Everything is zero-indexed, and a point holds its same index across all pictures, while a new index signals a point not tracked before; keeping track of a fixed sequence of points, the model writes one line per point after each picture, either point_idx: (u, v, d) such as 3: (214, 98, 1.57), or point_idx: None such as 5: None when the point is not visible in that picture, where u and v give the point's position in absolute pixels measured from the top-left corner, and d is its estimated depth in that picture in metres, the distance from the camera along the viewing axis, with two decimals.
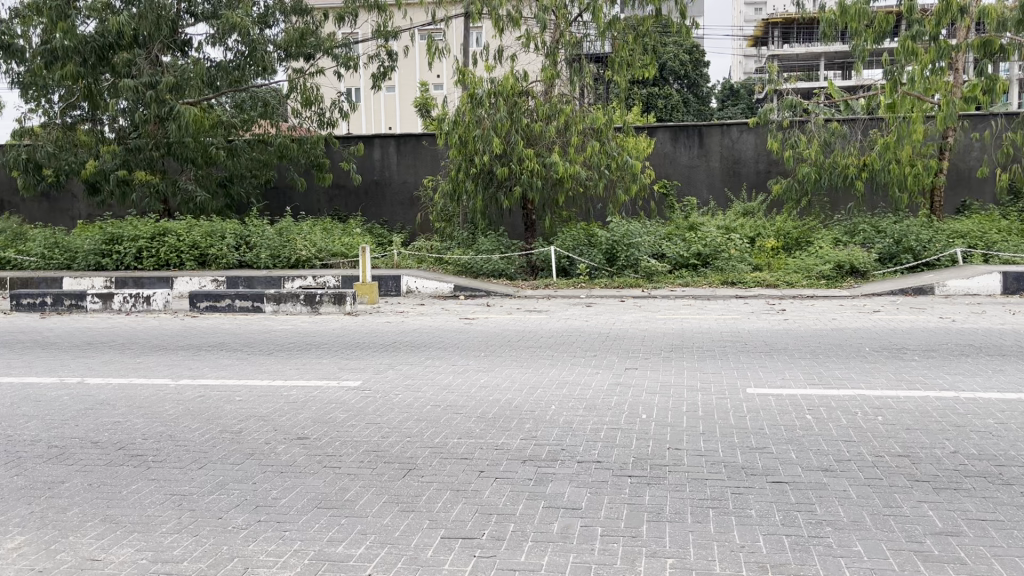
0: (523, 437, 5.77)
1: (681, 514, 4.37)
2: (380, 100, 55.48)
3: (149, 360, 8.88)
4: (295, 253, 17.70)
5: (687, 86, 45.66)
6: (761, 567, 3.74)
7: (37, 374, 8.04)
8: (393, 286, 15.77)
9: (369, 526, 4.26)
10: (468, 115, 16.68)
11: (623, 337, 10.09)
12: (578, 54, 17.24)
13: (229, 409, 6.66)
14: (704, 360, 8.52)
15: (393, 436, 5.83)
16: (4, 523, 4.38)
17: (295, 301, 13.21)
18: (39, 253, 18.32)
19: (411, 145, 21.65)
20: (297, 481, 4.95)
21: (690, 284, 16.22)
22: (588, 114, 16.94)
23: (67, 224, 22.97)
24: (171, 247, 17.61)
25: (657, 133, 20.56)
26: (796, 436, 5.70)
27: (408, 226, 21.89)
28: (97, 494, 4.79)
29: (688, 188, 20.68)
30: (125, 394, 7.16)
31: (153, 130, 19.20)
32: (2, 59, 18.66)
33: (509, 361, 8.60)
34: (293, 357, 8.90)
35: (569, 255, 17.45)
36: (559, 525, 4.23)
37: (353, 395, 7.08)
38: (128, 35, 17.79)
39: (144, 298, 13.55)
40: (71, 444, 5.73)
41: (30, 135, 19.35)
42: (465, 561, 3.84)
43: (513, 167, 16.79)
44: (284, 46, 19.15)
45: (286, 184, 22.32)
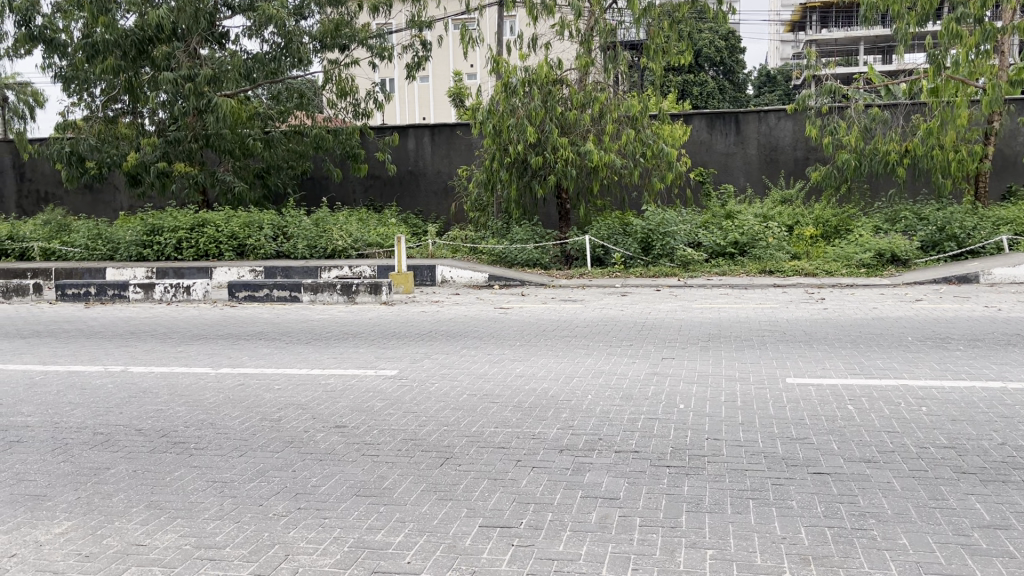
0: (560, 426, 5.76)
1: (721, 504, 4.33)
2: (414, 91, 55.59)
3: (190, 348, 9.01)
4: (332, 243, 17.84)
5: (723, 73, 44.99)
6: (802, 559, 3.70)
7: (82, 363, 8.19)
8: (428, 276, 15.82)
9: (407, 514, 4.28)
10: (502, 103, 16.65)
11: (659, 327, 10.00)
12: (613, 41, 17.08)
13: (269, 397, 6.73)
14: (742, 349, 8.44)
15: (430, 424, 5.86)
16: (52, 508, 4.47)
17: (331, 291, 13.32)
18: (83, 245, 18.69)
19: (445, 135, 21.67)
20: (336, 468, 4.99)
21: (726, 273, 16.03)
22: (623, 102, 16.83)
23: (110, 216, 23.39)
24: (210, 238, 17.85)
25: (692, 121, 20.35)
26: (838, 426, 5.61)
27: (442, 216, 21.93)
28: (142, 480, 4.87)
29: (725, 176, 20.44)
30: (167, 383, 7.27)
31: (192, 122, 19.35)
32: (45, 54, 18.98)
33: (545, 350, 8.59)
34: (331, 347, 8.97)
35: (604, 244, 17.34)
36: (597, 515, 4.21)
37: (391, 384, 7.11)
38: (167, 28, 18.07)
39: (185, 288, 13.77)
40: (115, 431, 5.84)
41: (72, 128, 19.68)
42: (503, 550, 3.84)
43: (548, 156, 16.71)
44: (319, 36, 19.25)
45: (322, 175, 22.46)
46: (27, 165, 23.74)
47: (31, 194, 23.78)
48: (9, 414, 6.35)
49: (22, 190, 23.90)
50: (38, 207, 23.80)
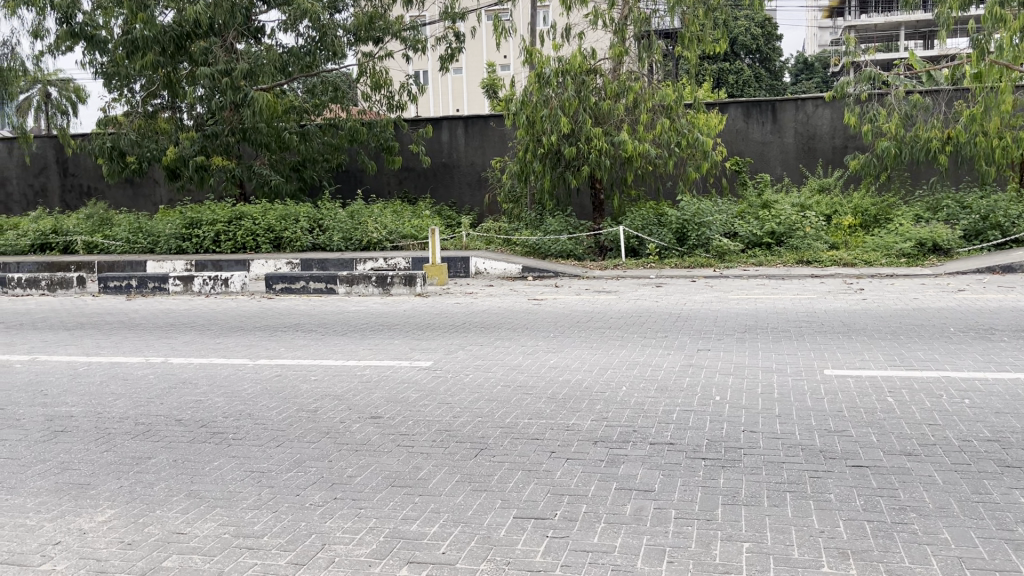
0: (594, 417, 5.75)
1: (758, 497, 4.28)
2: (447, 82, 55.70)
3: (229, 340, 9.14)
4: (367, 235, 17.97)
5: (759, 60, 44.39)
6: (841, 553, 3.65)
7: (125, 354, 8.34)
8: (462, 267, 15.91)
9: (442, 505, 4.30)
10: (535, 94, 16.62)
11: (694, 318, 9.93)
12: (647, 30, 16.94)
13: (305, 388, 6.81)
14: (779, 340, 8.34)
15: (464, 415, 5.88)
16: (95, 497, 4.57)
17: (366, 283, 13.42)
18: (124, 238, 18.98)
19: (479, 126, 21.66)
20: (372, 459, 5.04)
21: (763, 263, 15.86)
22: (658, 91, 16.70)
23: (150, 209, 23.76)
24: (247, 231, 18.05)
25: (728, 109, 20.11)
26: (878, 419, 5.53)
27: (476, 207, 21.95)
28: (182, 469, 4.96)
29: (762, 165, 20.18)
30: (206, 374, 7.38)
31: (229, 116, 19.58)
32: (86, 50, 19.29)
33: (579, 342, 8.57)
34: (366, 338, 9.04)
35: (638, 235, 17.22)
36: (632, 507, 4.20)
37: (425, 375, 7.16)
38: (204, 23, 18.17)
39: (223, 280, 13.97)
40: (156, 422, 5.94)
41: (113, 123, 20.02)
42: (538, 541, 3.84)
43: (581, 147, 16.63)
44: (354, 29, 19.35)
45: (357, 167, 22.60)
46: (70, 160, 24.24)
47: (75, 188, 24.30)
48: (54, 404, 6.49)
49: (65, 185, 24.42)
50: (82, 201, 24.30)
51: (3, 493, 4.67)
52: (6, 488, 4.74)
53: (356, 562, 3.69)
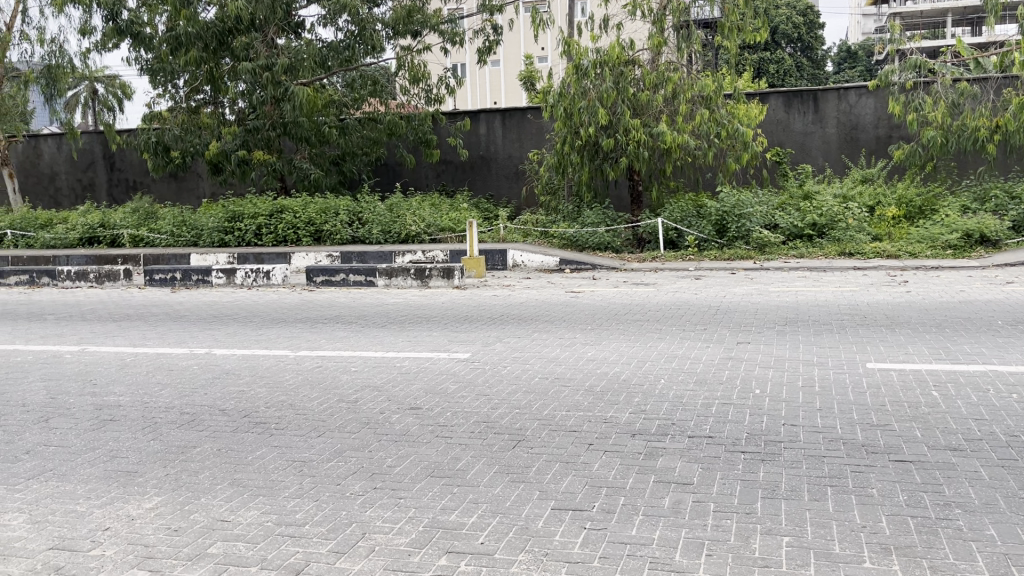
0: (633, 410, 5.73)
1: (798, 491, 4.25)
2: (485, 75, 55.80)
3: (270, 331, 9.27)
4: (405, 228, 18.07)
5: (801, 49, 43.72)
6: (884, 548, 3.61)
7: (170, 345, 8.51)
8: (499, 260, 15.93)
9: (480, 496, 4.33)
10: (573, 86, 16.56)
11: (734, 311, 9.84)
12: (686, 20, 16.82)
13: (345, 379, 6.90)
14: (820, 333, 8.23)
15: (502, 407, 5.91)
16: (143, 484, 4.68)
17: (405, 275, 13.52)
18: (169, 231, 19.34)
19: (516, 119, 21.62)
20: (411, 449, 5.09)
21: (804, 255, 15.65)
22: (698, 81, 16.55)
23: (193, 203, 24.10)
24: (288, 224, 18.28)
25: (769, 99, 19.83)
26: (922, 413, 5.44)
27: (513, 200, 21.93)
28: (225, 458, 5.06)
29: (803, 156, 19.89)
30: (248, 365, 7.51)
31: (270, 111, 19.79)
32: (132, 47, 19.65)
33: (617, 334, 8.53)
34: (405, 330, 9.11)
35: (677, 227, 17.08)
36: (671, 499, 4.19)
37: (463, 367, 7.20)
38: (245, 19, 18.37)
39: (265, 273, 14.15)
40: (201, 411, 6.06)
41: (158, 119, 20.38)
42: (575, 533, 3.86)
43: (619, 139, 16.50)
44: (393, 24, 19.45)
45: (395, 161, 22.72)
46: (116, 155, 24.72)
47: (121, 182, 24.76)
48: (102, 394, 6.65)
49: (112, 179, 24.92)
50: (128, 195, 24.78)
51: (55, 480, 4.80)
52: (58, 475, 4.87)
53: (395, 552, 3.73)
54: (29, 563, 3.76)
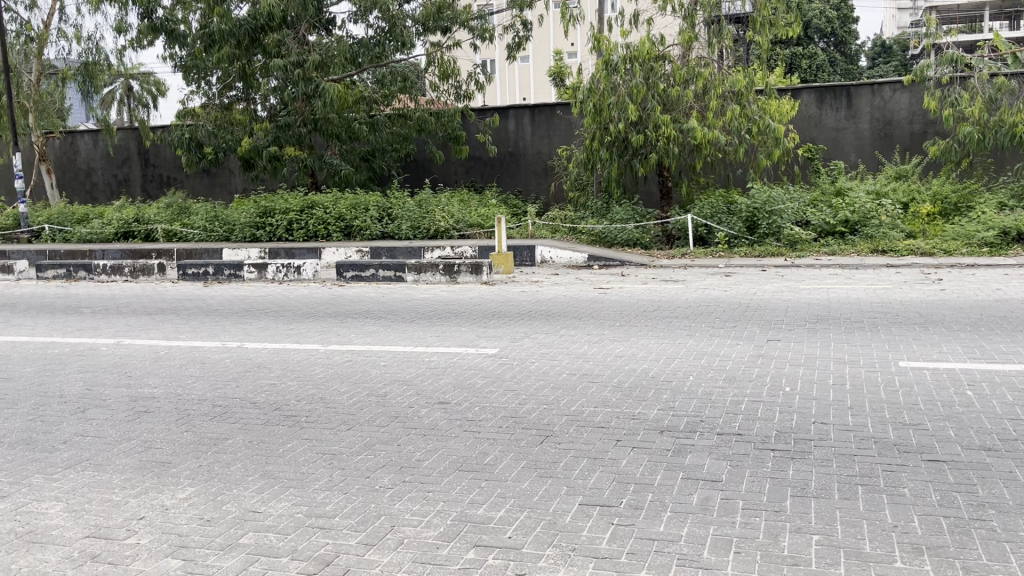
0: (661, 407, 5.71)
1: (828, 489, 4.22)
2: (514, 71, 55.82)
3: (301, 326, 9.37)
4: (434, 224, 18.12)
5: (834, 44, 43.15)
6: (915, 548, 3.57)
7: (203, 339, 8.63)
8: (527, 256, 15.94)
9: (508, 490, 4.35)
10: (603, 82, 16.50)
11: (764, 308, 9.76)
12: (717, 15, 16.72)
13: (375, 373, 6.96)
14: (852, 332, 8.14)
15: (530, 403, 5.92)
16: (177, 474, 4.76)
17: (434, 271, 13.58)
18: (202, 227, 19.60)
19: (545, 115, 21.60)
20: (440, 443, 5.12)
21: (836, 253, 15.47)
22: (728, 77, 16.42)
23: (225, 198, 24.37)
24: (318, 220, 18.42)
25: (801, 95, 19.63)
26: (956, 412, 5.37)
27: (542, 196, 21.92)
28: (257, 450, 5.13)
29: (835, 152, 19.67)
30: (279, 358, 7.60)
31: (301, 108, 19.96)
32: (167, 45, 19.94)
33: (645, 331, 8.50)
34: (434, 325, 9.15)
35: (707, 223, 16.95)
36: (699, 497, 4.18)
37: (491, 362, 7.22)
38: (278, 16, 18.56)
39: (296, 268, 14.28)
40: (233, 404, 6.15)
41: (192, 115, 20.64)
42: (604, 528, 3.86)
43: (649, 135, 16.41)
44: (422, 20, 19.70)
45: (425, 157, 22.80)
46: (151, 150, 25.06)
47: (155, 178, 25.11)
48: (137, 385, 6.78)
49: (147, 175, 25.25)
50: (161, 190, 25.11)
51: (91, 469, 4.89)
52: (94, 465, 4.96)
53: (424, 544, 3.76)
54: (66, 551, 3.84)
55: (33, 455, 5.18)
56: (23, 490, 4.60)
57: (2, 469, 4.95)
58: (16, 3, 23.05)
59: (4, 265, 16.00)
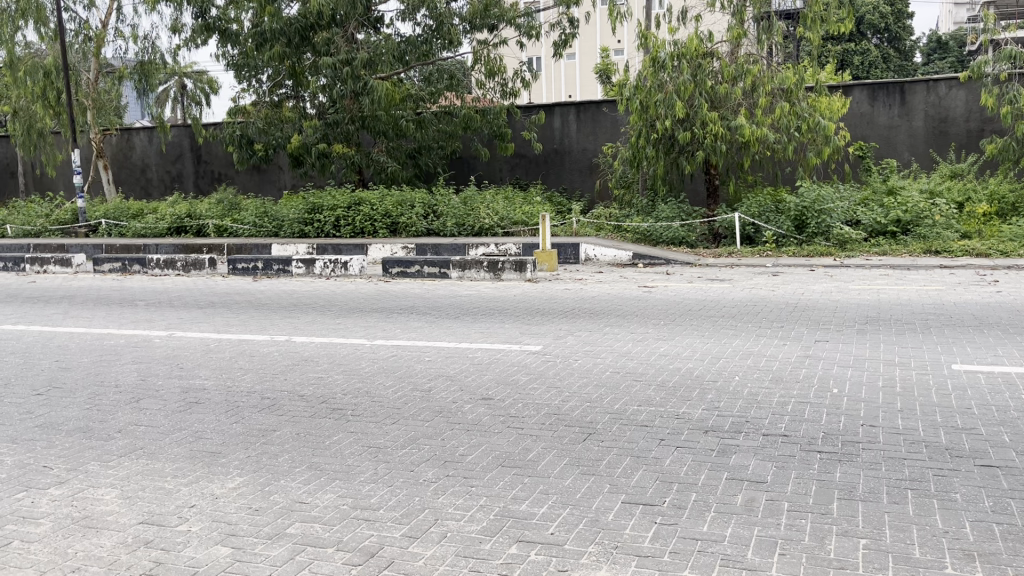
0: (705, 406, 5.67)
1: (877, 493, 4.15)
2: (560, 69, 55.76)
3: (347, 320, 9.49)
4: (479, 221, 18.18)
5: (888, 40, 42.23)
6: (966, 554, 3.50)
7: (252, 333, 8.78)
8: (571, 254, 15.94)
9: (551, 487, 4.36)
10: (650, 79, 16.39)
11: (812, 308, 9.62)
12: (767, 11, 16.51)
13: (419, 368, 7.03)
14: (903, 333, 7.99)
15: (573, 400, 5.92)
16: (226, 464, 4.87)
17: (478, 268, 13.65)
18: (252, 222, 19.97)
19: (591, 112, 21.56)
20: (483, 439, 5.15)
21: (887, 253, 15.16)
22: (778, 74, 16.19)
23: (275, 194, 24.75)
24: (365, 216, 18.61)
25: (853, 92, 19.27)
26: (1011, 417, 5.23)
27: (587, 193, 21.88)
28: (304, 442, 5.21)
29: (888, 151, 19.27)
30: (326, 352, 7.71)
31: (350, 105, 20.18)
32: (219, 43, 20.33)
33: (691, 330, 8.45)
34: (478, 322, 9.20)
35: (755, 222, 16.72)
36: (743, 498, 4.15)
37: (535, 359, 7.24)
38: (327, 15, 18.79)
39: (343, 263, 14.45)
40: (280, 397, 6.25)
41: (243, 112, 20.99)
42: (646, 527, 3.85)
43: (697, 132, 16.24)
44: (469, 18, 19.83)
45: (470, 154, 22.88)
46: (203, 147, 25.56)
47: (207, 174, 25.61)
48: (188, 377, 6.94)
49: (199, 171, 25.76)
50: (213, 186, 25.60)
51: (144, 458, 5.02)
52: (147, 453, 5.09)
53: (467, 538, 3.79)
54: (120, 536, 3.95)
55: (90, 442, 5.34)
56: (79, 476, 4.75)
57: (60, 456, 5.10)
58: (75, 3, 23.67)
59: (63, 259, 16.45)
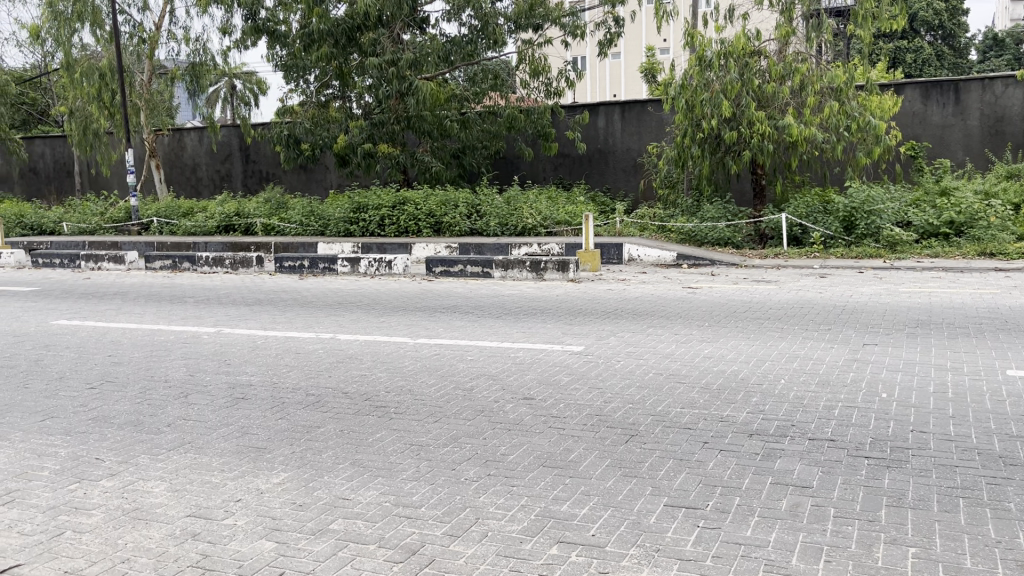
0: (750, 410, 5.59)
1: (927, 501, 4.05)
2: (606, 68, 55.58)
3: (391, 319, 9.56)
4: (522, 221, 18.14)
5: (942, 37, 41.21)
6: (1021, 565, 3.40)
7: (298, 330, 8.90)
8: (615, 254, 15.85)
9: (592, 488, 4.35)
10: (696, 78, 16.22)
11: (861, 311, 9.43)
12: (816, 9, 16.27)
13: (462, 366, 7.06)
14: (956, 337, 7.79)
15: (615, 401, 5.88)
16: (271, 460, 4.93)
17: (521, 267, 13.68)
18: (298, 221, 20.24)
19: (636, 112, 21.41)
20: (525, 439, 5.15)
21: (939, 255, 14.82)
22: (827, 73, 15.94)
23: (321, 193, 25.04)
24: (410, 216, 18.73)
25: (905, 90, 18.87)
26: None
27: (631, 193, 21.76)
28: (347, 439, 5.26)
29: (941, 150, 18.84)
30: (370, 350, 7.79)
31: (395, 105, 20.31)
32: (269, 45, 20.64)
33: (735, 332, 8.36)
34: (521, 321, 9.20)
35: (802, 223, 16.47)
36: (788, 503, 4.08)
37: (577, 359, 7.22)
38: (373, 16, 18.95)
39: (387, 262, 14.56)
40: (325, 394, 6.32)
41: (290, 113, 21.31)
42: (688, 530, 3.82)
43: (743, 132, 16.02)
44: (514, 17, 19.86)
45: (514, 154, 22.89)
46: (251, 147, 26.00)
47: (255, 174, 26.03)
48: (236, 372, 7.07)
49: (247, 171, 26.22)
50: (261, 185, 26.00)
51: (192, 452, 5.12)
52: (195, 447, 5.19)
53: (508, 538, 3.80)
54: (168, 529, 4.04)
55: (141, 436, 5.46)
56: (130, 469, 4.86)
57: (112, 449, 5.23)
58: (130, 5, 24.22)
59: (116, 256, 16.87)
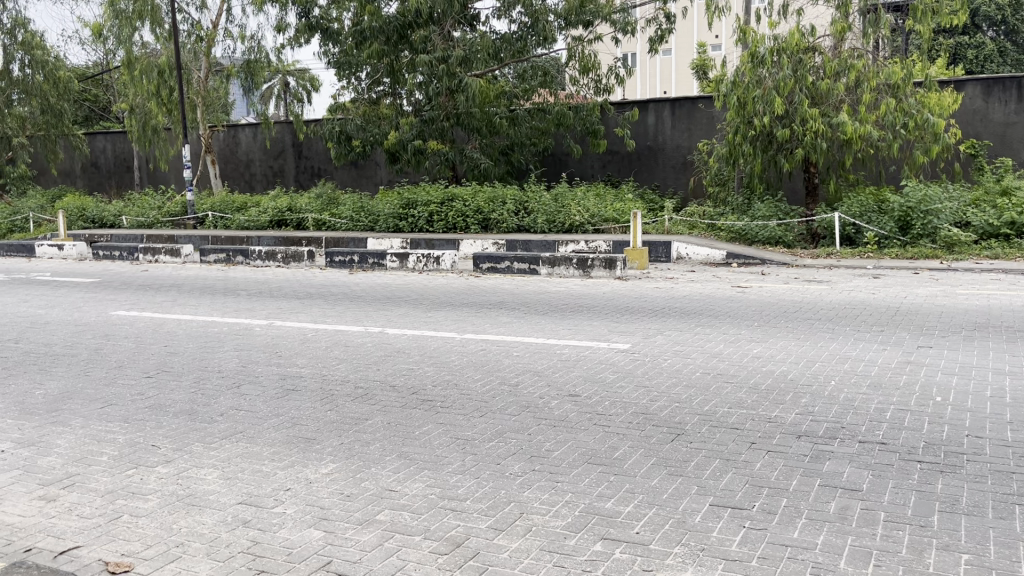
0: (799, 411, 5.53)
1: (982, 507, 3.97)
2: (656, 65, 55.08)
3: (438, 314, 9.64)
4: (570, 218, 18.12)
5: (1004, 33, 40.01)
6: None
7: (347, 324, 9.03)
8: (663, 252, 15.62)
9: (637, 486, 4.34)
10: (748, 75, 16.01)
11: (915, 313, 9.22)
12: (873, 4, 15.94)
13: (508, 362, 7.10)
14: (1014, 340, 7.58)
15: (662, 400, 5.86)
16: (320, 450, 5.03)
17: (568, 264, 13.64)
18: (349, 217, 20.53)
19: (686, 109, 21.15)
20: (569, 435, 5.16)
21: (1000, 256, 14.42)
22: (884, 69, 15.60)
23: (371, 188, 25.26)
24: (458, 212, 18.88)
25: (965, 87, 18.41)
26: None
27: (680, 191, 21.55)
28: (394, 432, 5.33)
29: (1003, 149, 18.32)
30: (418, 344, 7.87)
31: (445, 102, 20.40)
32: (322, 43, 20.96)
33: (785, 332, 8.24)
34: (567, 319, 9.19)
35: (856, 222, 16.13)
36: (837, 505, 4.03)
37: (623, 357, 7.19)
38: (425, 13, 19.10)
39: (435, 258, 14.65)
40: (372, 386, 6.42)
41: (342, 109, 21.64)
42: (734, 531, 3.79)
43: (796, 129, 15.74)
44: (564, 14, 19.84)
45: (562, 152, 22.88)
46: (304, 143, 26.38)
47: (307, 169, 26.44)
48: (287, 364, 7.21)
49: (300, 166, 26.63)
50: (313, 180, 26.39)
51: (244, 441, 5.24)
52: (247, 437, 5.31)
53: (552, 533, 3.81)
54: (221, 515, 4.14)
55: (194, 424, 5.61)
56: (184, 456, 4.99)
57: (167, 436, 5.37)
58: (188, 4, 24.77)
59: (172, 249, 17.24)
